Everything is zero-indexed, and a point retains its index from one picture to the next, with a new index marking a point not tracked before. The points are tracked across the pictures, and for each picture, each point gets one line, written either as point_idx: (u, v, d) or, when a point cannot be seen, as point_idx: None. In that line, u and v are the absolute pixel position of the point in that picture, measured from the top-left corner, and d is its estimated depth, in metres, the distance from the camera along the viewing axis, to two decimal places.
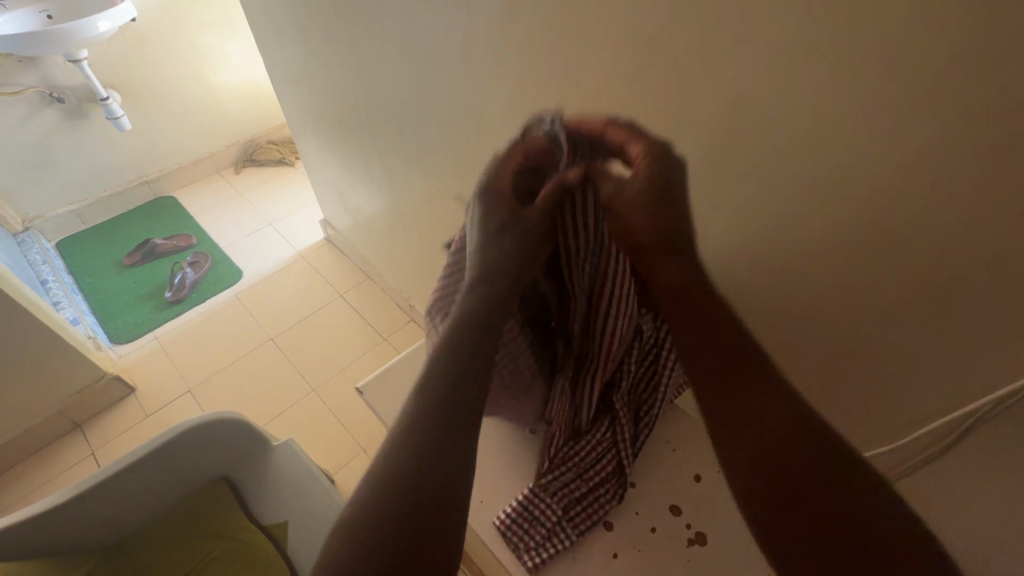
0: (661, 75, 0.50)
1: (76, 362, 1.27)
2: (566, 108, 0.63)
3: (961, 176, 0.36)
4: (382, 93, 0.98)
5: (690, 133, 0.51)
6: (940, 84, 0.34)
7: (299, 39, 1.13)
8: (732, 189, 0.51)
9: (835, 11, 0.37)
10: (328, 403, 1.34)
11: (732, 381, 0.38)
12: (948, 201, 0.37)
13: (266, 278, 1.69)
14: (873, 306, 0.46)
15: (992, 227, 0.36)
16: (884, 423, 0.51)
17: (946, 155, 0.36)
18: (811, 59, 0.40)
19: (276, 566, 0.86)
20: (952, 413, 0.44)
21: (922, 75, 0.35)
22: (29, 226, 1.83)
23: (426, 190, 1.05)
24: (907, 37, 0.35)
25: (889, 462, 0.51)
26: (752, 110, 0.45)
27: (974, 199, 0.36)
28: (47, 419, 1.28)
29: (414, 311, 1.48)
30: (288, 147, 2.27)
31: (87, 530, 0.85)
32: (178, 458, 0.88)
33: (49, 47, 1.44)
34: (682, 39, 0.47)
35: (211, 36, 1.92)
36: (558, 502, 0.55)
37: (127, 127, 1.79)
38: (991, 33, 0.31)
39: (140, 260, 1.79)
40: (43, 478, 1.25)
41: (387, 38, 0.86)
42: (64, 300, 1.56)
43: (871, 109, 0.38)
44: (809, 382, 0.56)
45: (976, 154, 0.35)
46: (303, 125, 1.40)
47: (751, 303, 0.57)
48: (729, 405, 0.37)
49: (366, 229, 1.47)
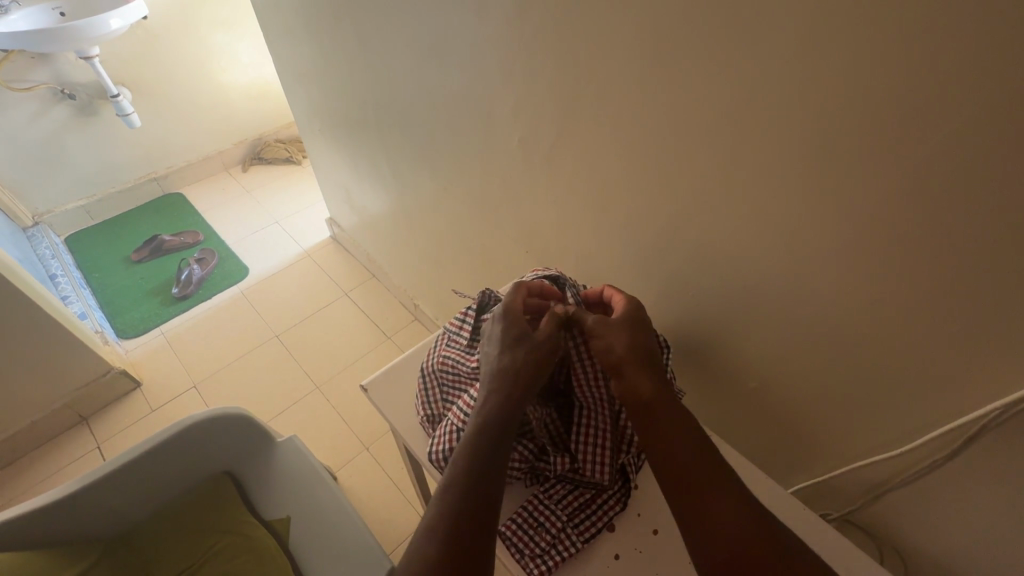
0: (672, 78, 0.52)
1: (84, 355, 1.28)
2: (574, 109, 0.64)
3: (979, 167, 0.37)
4: (389, 92, 0.99)
5: (701, 134, 0.52)
6: (950, 81, 0.36)
7: (309, 40, 1.14)
8: (742, 190, 0.52)
9: (849, 14, 0.38)
10: (332, 400, 1.35)
11: (694, 483, 0.47)
12: (963, 195, 0.39)
13: (272, 276, 1.70)
14: (885, 300, 0.47)
15: (1004, 218, 0.38)
16: (899, 423, 0.53)
17: (959, 149, 0.38)
18: (822, 59, 0.41)
19: (276, 561, 0.85)
20: (989, 405, 0.45)
21: (932, 74, 0.36)
22: (38, 221, 1.84)
23: (432, 189, 1.05)
24: (917, 38, 0.36)
25: (907, 459, 0.54)
26: (764, 110, 0.46)
27: (989, 190, 0.38)
28: (55, 411, 1.29)
29: (418, 310, 1.48)
30: (295, 145, 2.28)
31: (92, 522, 0.85)
32: (185, 449, 0.90)
33: (60, 43, 1.45)
34: (694, 40, 0.48)
35: (221, 34, 1.93)
36: (562, 510, 0.58)
37: (137, 124, 1.80)
38: (1000, 32, 0.33)
39: (148, 256, 1.80)
40: (50, 470, 1.26)
41: (396, 37, 0.87)
42: (72, 295, 1.57)
43: (885, 106, 0.40)
44: (818, 377, 0.57)
45: (988, 148, 0.36)
46: (311, 124, 1.40)
47: (759, 301, 0.58)
48: (692, 505, 0.46)
49: (371, 228, 1.47)
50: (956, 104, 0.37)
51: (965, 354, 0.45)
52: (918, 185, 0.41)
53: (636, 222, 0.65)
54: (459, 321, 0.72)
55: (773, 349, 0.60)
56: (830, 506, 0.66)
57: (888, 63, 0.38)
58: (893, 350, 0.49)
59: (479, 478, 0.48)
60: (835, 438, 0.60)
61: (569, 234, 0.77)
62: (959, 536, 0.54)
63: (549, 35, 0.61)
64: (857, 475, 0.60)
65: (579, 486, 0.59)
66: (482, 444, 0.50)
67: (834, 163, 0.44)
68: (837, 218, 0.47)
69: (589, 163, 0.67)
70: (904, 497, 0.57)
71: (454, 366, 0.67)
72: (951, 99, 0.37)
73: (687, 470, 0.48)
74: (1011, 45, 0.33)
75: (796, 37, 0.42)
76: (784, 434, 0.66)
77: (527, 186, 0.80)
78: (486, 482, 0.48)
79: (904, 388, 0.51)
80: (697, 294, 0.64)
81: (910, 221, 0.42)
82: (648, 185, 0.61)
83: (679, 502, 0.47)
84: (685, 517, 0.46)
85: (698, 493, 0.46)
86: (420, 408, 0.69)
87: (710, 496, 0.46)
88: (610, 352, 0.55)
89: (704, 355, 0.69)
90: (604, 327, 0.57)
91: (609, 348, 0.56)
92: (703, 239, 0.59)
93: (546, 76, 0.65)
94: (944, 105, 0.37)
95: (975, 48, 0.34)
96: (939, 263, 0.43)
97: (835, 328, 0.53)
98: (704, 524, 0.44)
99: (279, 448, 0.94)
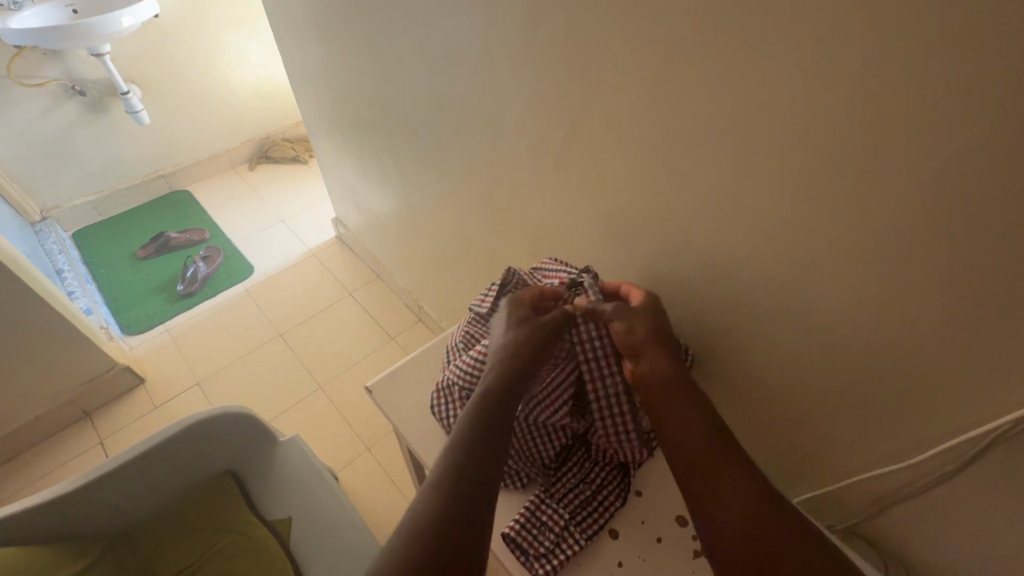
0: (677, 95, 0.52)
1: (89, 351, 1.28)
2: (579, 119, 0.65)
3: (975, 193, 0.38)
4: (398, 94, 0.99)
5: (706, 148, 0.53)
6: (949, 107, 0.37)
7: (318, 41, 1.15)
8: (747, 207, 0.53)
9: (850, 40, 0.39)
10: (334, 401, 1.35)
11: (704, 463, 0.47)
12: (961, 218, 0.40)
13: (276, 275, 1.70)
14: (888, 320, 0.48)
15: (1002, 241, 0.38)
16: (905, 433, 0.53)
17: (958, 174, 0.38)
18: (825, 83, 0.42)
19: (279, 561, 0.84)
20: (997, 420, 0.45)
21: (931, 100, 0.37)
22: (46, 217, 1.86)
23: (438, 192, 1.06)
24: (917, 63, 0.37)
25: (914, 470, 0.54)
26: (767, 130, 0.47)
27: (985, 215, 0.38)
28: (59, 406, 1.30)
29: (422, 312, 1.49)
30: (302, 144, 2.29)
31: (97, 517, 0.85)
32: (188, 447, 0.90)
33: (70, 41, 1.46)
34: (698, 60, 0.49)
35: (230, 33, 1.94)
36: (564, 508, 0.58)
37: (146, 121, 1.81)
38: (997, 61, 0.33)
39: (154, 253, 1.80)
40: (53, 465, 1.26)
41: (406, 40, 0.87)
42: (78, 290, 1.59)
43: (885, 131, 0.40)
44: (821, 390, 0.58)
45: (985, 173, 0.37)
46: (319, 126, 1.41)
47: (762, 313, 0.58)
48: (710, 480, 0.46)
49: (377, 229, 1.48)
50: (954, 131, 0.37)
51: (968, 372, 0.45)
52: (931, 193, 0.40)
53: (641, 229, 0.66)
54: (480, 296, 0.73)
55: (777, 357, 0.60)
56: (836, 517, 0.66)
57: (898, 72, 0.38)
58: (900, 360, 0.49)
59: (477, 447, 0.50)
60: (840, 448, 0.60)
61: (574, 242, 0.78)
62: (967, 550, 0.54)
63: (558, 46, 0.62)
64: (863, 484, 0.60)
65: (583, 472, 0.61)
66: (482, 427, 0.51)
67: (836, 184, 0.45)
68: (843, 233, 0.47)
69: (595, 174, 0.67)
70: (907, 513, 0.57)
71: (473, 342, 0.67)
72: (948, 124, 0.37)
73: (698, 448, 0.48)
74: (1010, 71, 0.33)
75: (804, 52, 0.42)
76: (789, 443, 0.66)
77: (534, 190, 0.80)
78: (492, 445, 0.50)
79: (911, 399, 0.50)
80: (701, 305, 0.64)
81: (920, 230, 0.42)
82: (652, 197, 0.62)
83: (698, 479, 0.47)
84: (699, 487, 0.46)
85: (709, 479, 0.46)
86: (436, 410, 0.68)
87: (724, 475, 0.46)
88: (632, 333, 0.56)
89: (708, 362, 0.69)
90: (624, 312, 0.57)
91: (631, 329, 0.56)
92: (710, 246, 0.59)
93: (554, 87, 0.66)
94: (943, 129, 0.38)
95: (981, 67, 0.34)
96: (948, 273, 0.42)
97: (840, 341, 0.53)
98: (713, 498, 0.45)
99: (281, 450, 0.94)
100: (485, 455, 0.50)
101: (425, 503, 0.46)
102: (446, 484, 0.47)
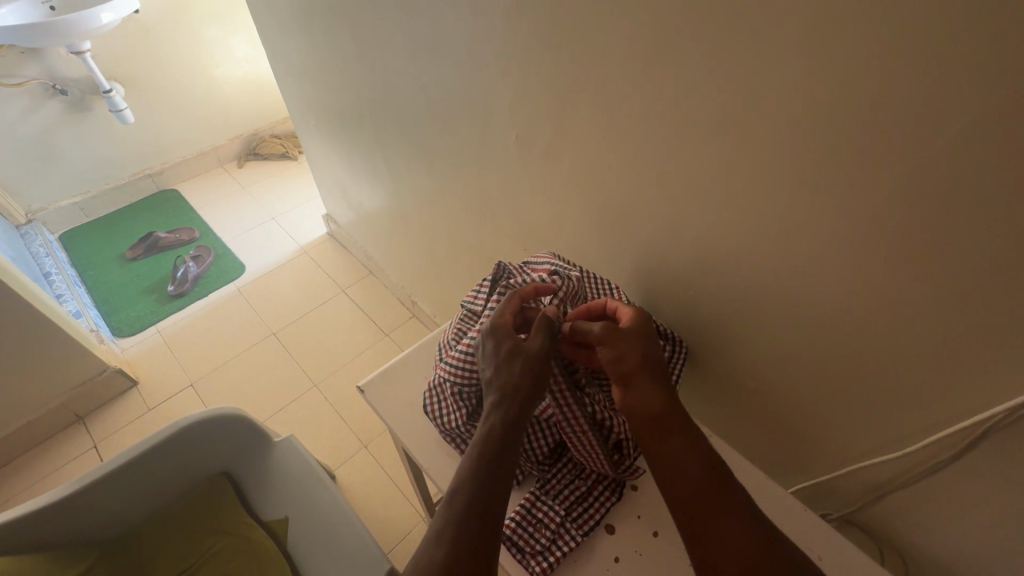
0: (664, 86, 0.51)
1: (79, 354, 1.27)
2: (568, 111, 0.64)
3: (969, 181, 0.37)
4: (384, 87, 0.97)
5: (695, 141, 0.52)
6: (941, 95, 0.36)
7: (302, 35, 1.13)
8: (737, 199, 0.52)
9: (839, 28, 0.38)
10: (329, 399, 1.34)
11: (696, 505, 0.46)
12: (955, 208, 0.39)
13: (267, 273, 1.69)
14: (882, 310, 0.47)
15: (996, 231, 0.38)
16: (900, 423, 0.52)
17: (952, 164, 0.38)
18: (814, 72, 0.41)
19: (275, 560, 0.84)
20: (993, 410, 0.45)
21: (924, 87, 0.36)
22: (32, 219, 1.83)
23: (428, 186, 1.04)
24: (909, 51, 0.36)
25: (911, 459, 0.53)
26: (756, 121, 0.46)
27: (977, 205, 0.38)
28: (51, 410, 1.28)
29: (415, 307, 1.48)
30: (291, 140, 2.26)
31: (90, 524, 0.84)
32: (179, 451, 0.89)
33: (49, 38, 1.42)
34: (686, 50, 0.48)
35: (214, 27, 1.91)
36: (560, 505, 0.58)
37: (130, 120, 1.78)
38: (987, 46, 0.33)
39: (143, 253, 1.79)
40: (46, 469, 1.26)
41: (390, 31, 0.85)
42: (67, 293, 1.56)
43: (876, 120, 0.39)
44: (814, 380, 0.57)
45: (977, 162, 0.36)
46: (307, 120, 1.38)
47: (754, 306, 0.58)
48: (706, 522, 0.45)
49: (368, 224, 1.46)
50: (945, 119, 0.36)
51: (963, 362, 0.45)
52: (922, 182, 0.40)
53: (632, 222, 0.65)
54: (473, 292, 0.72)
55: (773, 349, 0.59)
56: (831, 505, 0.66)
57: (891, 57, 0.37)
58: (897, 351, 0.48)
59: (480, 478, 0.48)
60: (836, 438, 0.60)
61: (565, 235, 0.77)
62: (964, 537, 0.54)
63: (544, 36, 0.60)
64: (860, 473, 0.59)
65: (577, 468, 0.61)
66: (485, 460, 0.50)
67: (827, 176, 0.44)
68: (835, 225, 0.46)
69: (584, 166, 0.66)
70: (902, 501, 0.57)
71: (465, 340, 0.66)
72: (939, 113, 0.36)
73: (696, 487, 0.47)
74: (1000, 59, 0.33)
75: (794, 40, 0.41)
76: (784, 434, 0.65)
77: (524, 183, 0.79)
78: (500, 473, 0.49)
79: (904, 389, 0.50)
80: (693, 297, 0.64)
81: (913, 219, 0.41)
82: (642, 189, 0.61)
83: (693, 516, 0.46)
84: (692, 528, 0.46)
85: (703, 510, 0.46)
86: (430, 407, 0.67)
87: (717, 520, 0.45)
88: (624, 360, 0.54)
89: (702, 354, 0.68)
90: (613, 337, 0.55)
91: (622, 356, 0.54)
92: (701, 238, 0.58)
93: (540, 78, 0.64)
94: (935, 118, 0.37)
95: (973, 54, 0.33)
96: (941, 262, 0.42)
97: (832, 333, 0.52)
98: (705, 545, 0.44)
99: (273, 452, 0.93)
100: (491, 481, 0.48)
101: (434, 539, 0.45)
102: (455, 522, 0.46)
